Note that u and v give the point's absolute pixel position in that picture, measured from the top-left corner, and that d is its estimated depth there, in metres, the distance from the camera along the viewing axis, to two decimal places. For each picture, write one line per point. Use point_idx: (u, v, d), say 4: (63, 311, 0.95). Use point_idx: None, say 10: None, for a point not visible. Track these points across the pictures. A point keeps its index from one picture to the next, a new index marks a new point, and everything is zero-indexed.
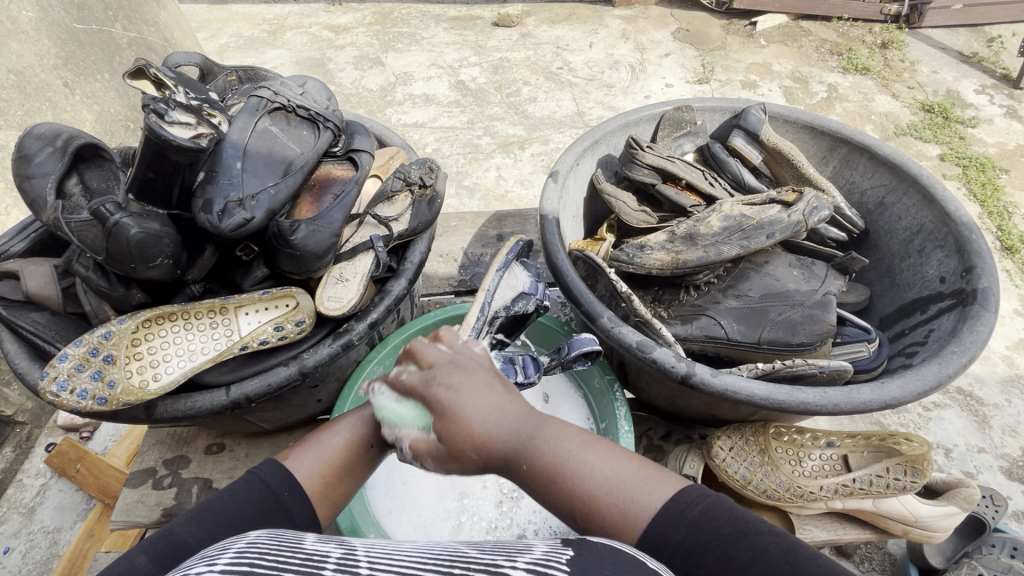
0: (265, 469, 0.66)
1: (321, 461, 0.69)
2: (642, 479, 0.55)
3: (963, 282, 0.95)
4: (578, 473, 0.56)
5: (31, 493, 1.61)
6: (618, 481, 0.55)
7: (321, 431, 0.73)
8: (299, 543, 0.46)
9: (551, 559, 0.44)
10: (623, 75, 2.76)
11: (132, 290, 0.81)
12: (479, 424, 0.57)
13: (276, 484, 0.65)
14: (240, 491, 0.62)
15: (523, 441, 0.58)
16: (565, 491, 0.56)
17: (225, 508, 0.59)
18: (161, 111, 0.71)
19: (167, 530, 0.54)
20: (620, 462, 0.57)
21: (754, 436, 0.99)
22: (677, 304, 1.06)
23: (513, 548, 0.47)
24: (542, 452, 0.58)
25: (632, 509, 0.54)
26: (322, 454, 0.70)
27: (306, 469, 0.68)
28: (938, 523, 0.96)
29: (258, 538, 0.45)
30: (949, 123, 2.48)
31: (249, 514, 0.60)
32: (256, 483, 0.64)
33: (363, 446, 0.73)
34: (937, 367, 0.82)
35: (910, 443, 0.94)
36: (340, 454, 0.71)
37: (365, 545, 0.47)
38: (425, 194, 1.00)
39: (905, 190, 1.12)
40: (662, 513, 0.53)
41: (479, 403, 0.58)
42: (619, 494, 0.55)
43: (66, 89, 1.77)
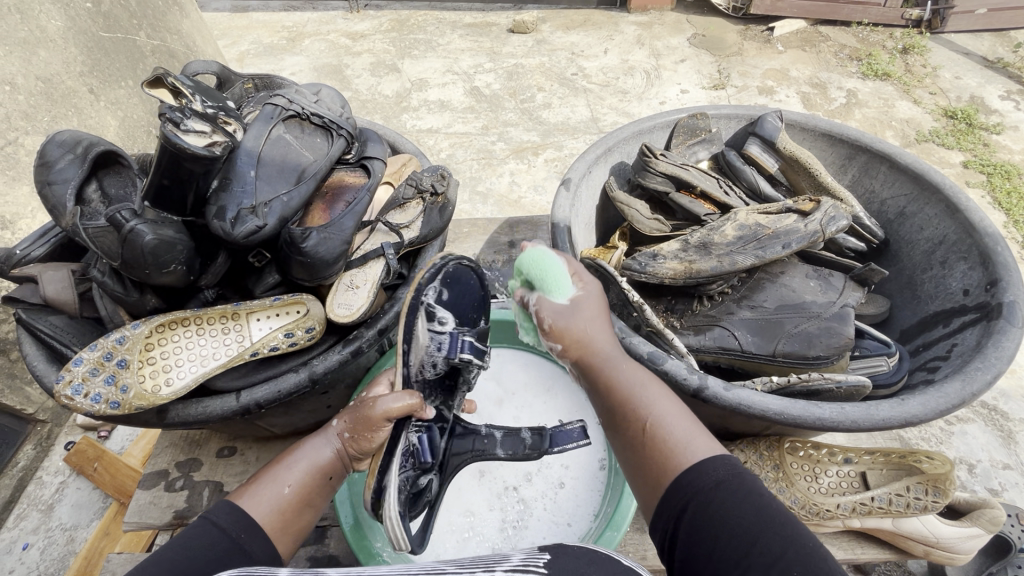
0: (217, 514, 0.63)
1: (279, 499, 0.68)
2: (695, 433, 0.56)
3: (988, 295, 0.92)
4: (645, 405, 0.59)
5: (49, 490, 1.64)
6: (674, 424, 0.57)
7: (275, 467, 0.71)
8: None
9: (529, 565, 0.47)
10: (637, 81, 2.75)
11: (146, 295, 0.82)
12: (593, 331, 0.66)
13: (230, 527, 0.62)
14: (189, 541, 0.58)
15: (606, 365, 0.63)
16: (631, 417, 0.59)
17: (176, 558, 0.55)
18: (177, 120, 0.72)
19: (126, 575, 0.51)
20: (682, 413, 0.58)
21: (768, 452, 0.97)
22: (690, 314, 1.04)
23: (489, 560, 0.50)
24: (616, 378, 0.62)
25: (675, 453, 0.54)
26: (277, 493, 0.68)
27: (263, 509, 0.66)
28: (960, 545, 0.93)
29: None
30: (973, 130, 2.43)
31: (208, 564, 0.57)
32: (210, 529, 0.61)
33: (319, 478, 0.73)
34: (960, 384, 0.79)
35: (932, 461, 0.90)
36: (298, 488, 0.70)
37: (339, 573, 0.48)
38: (436, 201, 1.00)
39: (928, 199, 1.10)
40: (701, 466, 0.52)
41: (600, 333, 0.66)
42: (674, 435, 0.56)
43: (91, 96, 1.81)
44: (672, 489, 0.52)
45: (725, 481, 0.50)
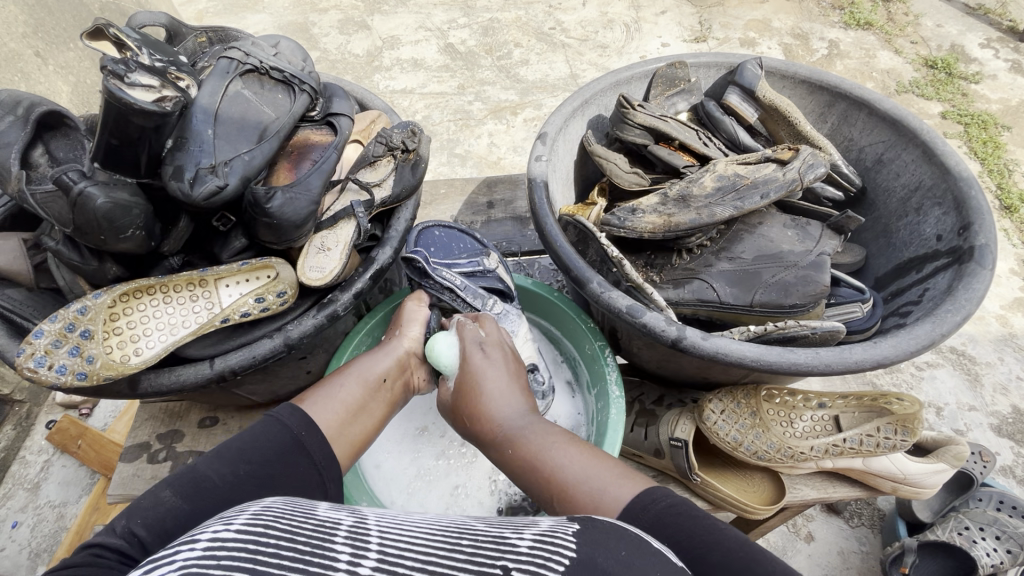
0: (285, 414, 0.70)
1: (337, 402, 0.75)
2: (609, 479, 0.58)
3: (960, 240, 0.93)
4: (557, 462, 0.62)
5: (35, 469, 1.62)
6: (590, 476, 0.59)
7: (336, 375, 0.79)
8: (312, 510, 0.47)
9: (556, 532, 0.46)
10: (618, 34, 2.67)
11: (106, 263, 0.78)
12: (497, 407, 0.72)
13: (296, 427, 0.69)
14: (259, 430, 0.67)
15: (516, 429, 0.69)
16: (547, 478, 0.61)
17: (244, 445, 0.65)
18: (121, 74, 0.67)
19: (191, 467, 0.62)
20: (595, 462, 0.61)
21: (745, 399, 0.98)
22: (669, 268, 1.04)
23: (519, 523, 0.49)
24: (528, 442, 0.66)
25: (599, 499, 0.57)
26: (336, 397, 0.75)
27: (326, 412, 0.73)
28: (927, 480, 0.97)
29: (274, 501, 0.48)
30: (952, 80, 2.42)
31: (274, 457, 0.65)
32: (276, 426, 0.68)
33: (372, 388, 0.80)
34: (931, 326, 0.80)
35: (902, 402, 0.93)
36: (355, 396, 0.78)
37: (375, 514, 0.48)
38: (407, 158, 0.97)
39: (905, 145, 1.09)
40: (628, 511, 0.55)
41: (510, 408, 0.72)
42: (589, 485, 0.59)
43: (38, 59, 1.71)
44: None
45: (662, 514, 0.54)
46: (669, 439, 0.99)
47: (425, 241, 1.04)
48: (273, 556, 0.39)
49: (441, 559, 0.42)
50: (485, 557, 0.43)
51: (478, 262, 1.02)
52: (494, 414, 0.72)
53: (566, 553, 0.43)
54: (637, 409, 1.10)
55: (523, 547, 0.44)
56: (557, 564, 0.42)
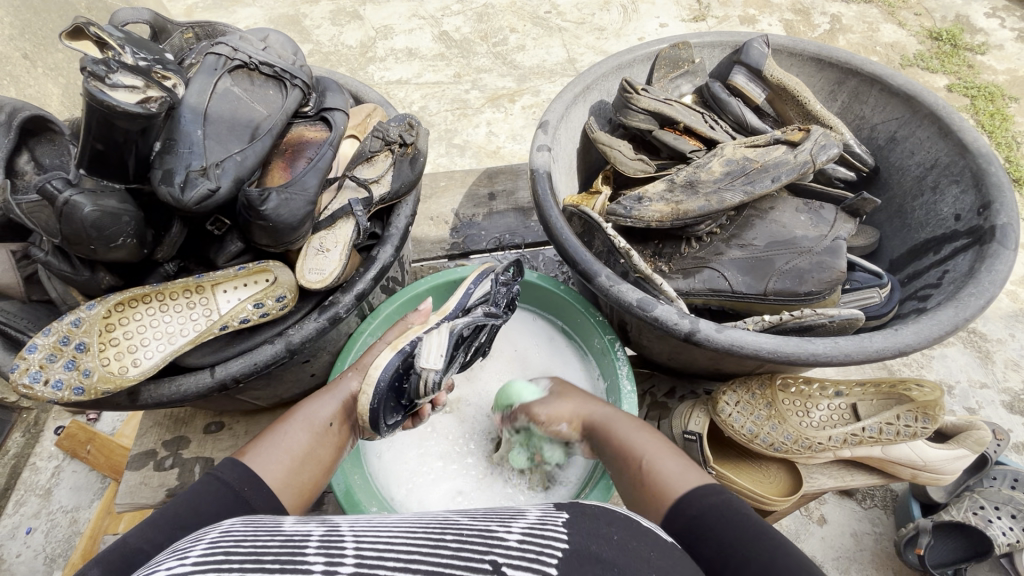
0: (225, 469, 0.64)
1: (282, 453, 0.69)
2: (687, 470, 0.65)
3: (980, 219, 0.89)
4: (641, 447, 0.70)
5: (44, 476, 1.62)
6: (670, 464, 0.66)
7: (280, 424, 0.73)
8: (278, 526, 0.47)
9: (544, 524, 0.48)
10: (614, 16, 2.60)
11: (99, 273, 0.75)
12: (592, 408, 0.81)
13: (237, 482, 0.63)
14: (196, 490, 0.59)
15: (605, 420, 0.78)
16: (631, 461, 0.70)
17: (183, 507, 0.57)
18: (101, 74, 0.64)
19: (120, 541, 0.52)
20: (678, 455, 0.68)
21: (761, 390, 0.95)
22: (678, 258, 1.01)
23: (505, 515, 0.50)
24: (614, 429, 0.76)
25: (668, 486, 0.63)
26: (281, 446, 0.70)
27: (270, 463, 0.67)
28: (948, 467, 0.94)
29: (232, 526, 0.47)
30: (958, 51, 2.35)
31: (211, 510, 0.58)
32: (214, 483, 0.61)
33: (322, 435, 0.75)
34: (953, 311, 0.77)
35: (921, 389, 0.90)
36: (302, 445, 0.72)
37: (348, 522, 0.47)
38: (405, 152, 0.94)
39: (920, 122, 1.05)
40: (692, 495, 0.61)
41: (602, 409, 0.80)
42: (670, 472, 0.65)
43: (26, 62, 1.69)
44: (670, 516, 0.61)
45: (711, 506, 0.59)
46: (683, 433, 0.97)
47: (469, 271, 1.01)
48: None
49: (425, 558, 0.42)
50: (472, 550, 0.43)
51: None
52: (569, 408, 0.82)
53: (556, 545, 0.45)
54: (648, 401, 1.09)
55: (513, 540, 0.45)
56: (550, 555, 0.44)
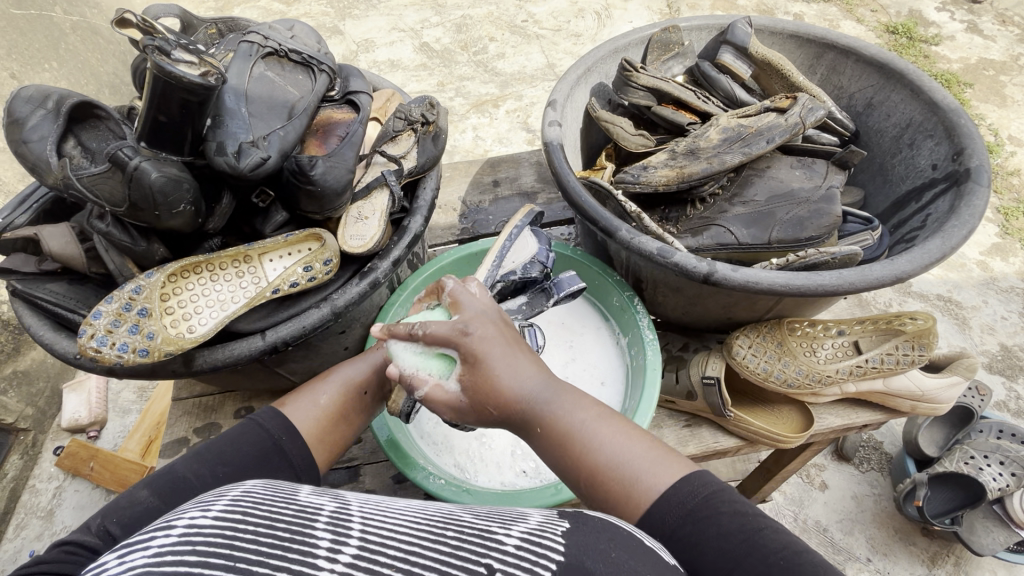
0: (264, 418, 0.71)
1: (315, 408, 0.76)
2: (649, 462, 0.60)
3: (955, 165, 0.99)
4: (595, 446, 0.62)
5: (45, 497, 1.61)
6: (628, 458, 0.61)
7: (316, 382, 0.79)
8: (295, 495, 0.48)
9: (544, 531, 0.47)
10: (589, 23, 2.72)
11: (154, 243, 0.79)
12: (507, 382, 0.62)
13: (275, 430, 0.70)
14: (238, 434, 0.68)
15: (544, 405, 0.63)
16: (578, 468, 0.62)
17: (224, 450, 0.65)
18: (164, 49, 0.68)
19: (169, 467, 0.62)
20: (633, 442, 0.62)
21: (771, 332, 1.03)
22: (685, 219, 1.09)
23: (507, 520, 0.50)
24: (561, 419, 0.63)
25: (634, 488, 0.59)
26: (316, 402, 0.76)
27: (304, 415, 0.74)
28: (943, 395, 1.03)
29: (254, 486, 0.48)
30: (914, 43, 2.53)
31: (250, 460, 0.66)
32: (255, 428, 0.69)
33: (354, 399, 0.80)
34: (941, 241, 0.86)
35: (915, 321, 0.99)
36: (335, 402, 0.78)
37: (358, 501, 0.48)
38: (427, 130, 1.01)
39: (894, 86, 1.16)
40: (670, 492, 0.58)
41: (524, 372, 0.63)
42: (629, 469, 0.60)
43: (13, 80, 1.72)
44: (643, 519, 0.58)
45: (696, 506, 0.56)
46: (702, 378, 1.02)
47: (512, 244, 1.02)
48: (252, 542, 0.39)
49: (424, 551, 0.42)
50: (470, 551, 0.43)
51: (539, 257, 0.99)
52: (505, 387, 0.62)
53: (553, 553, 0.45)
54: (664, 356, 1.15)
55: (510, 545, 0.45)
56: (545, 564, 0.43)
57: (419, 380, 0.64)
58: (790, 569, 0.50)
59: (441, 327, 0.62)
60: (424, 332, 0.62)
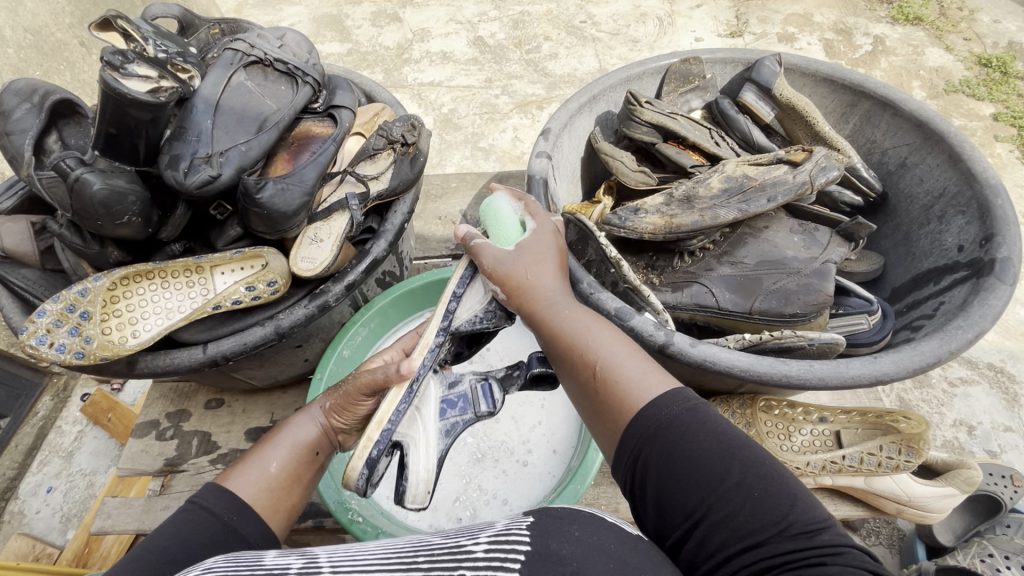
0: (206, 497, 0.62)
1: (265, 476, 0.67)
2: (648, 371, 0.57)
3: (981, 252, 0.87)
4: (598, 349, 0.60)
5: (68, 438, 1.70)
6: (626, 363, 0.58)
7: (262, 447, 0.71)
8: (259, 560, 0.47)
9: (510, 530, 0.45)
10: (650, 29, 2.60)
11: (107, 248, 0.80)
12: (545, 283, 0.68)
13: (220, 510, 0.61)
14: (182, 525, 0.58)
15: (561, 308, 0.66)
16: (581, 362, 0.61)
17: (166, 546, 0.55)
18: (117, 64, 0.68)
19: None
20: (632, 353, 0.60)
21: (741, 409, 0.95)
22: (670, 271, 1.01)
23: (474, 529, 0.48)
24: (577, 340, 0.62)
25: (629, 391, 0.56)
26: (265, 470, 0.68)
27: (252, 486, 0.66)
28: (933, 505, 0.92)
29: (217, 561, 0.47)
30: (1008, 79, 2.27)
31: (198, 545, 0.57)
32: (197, 513, 0.60)
33: (311, 456, 0.73)
34: (937, 343, 0.75)
35: (908, 421, 0.88)
36: (286, 468, 0.70)
37: (327, 553, 0.48)
38: (406, 152, 0.97)
39: (930, 149, 1.03)
40: (658, 403, 0.53)
41: (579, 311, 0.65)
42: (621, 372, 0.57)
43: (82, 49, 1.81)
44: (632, 424, 0.53)
45: (680, 416, 0.52)
46: None
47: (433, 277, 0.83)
48: None
49: None
50: (440, 569, 0.42)
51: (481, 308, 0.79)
52: (540, 285, 0.68)
53: (519, 548, 0.43)
54: None
55: (479, 551, 0.43)
56: (513, 563, 0.41)
57: (479, 239, 0.72)
58: (779, 507, 0.46)
59: (539, 213, 0.75)
60: (526, 206, 0.76)
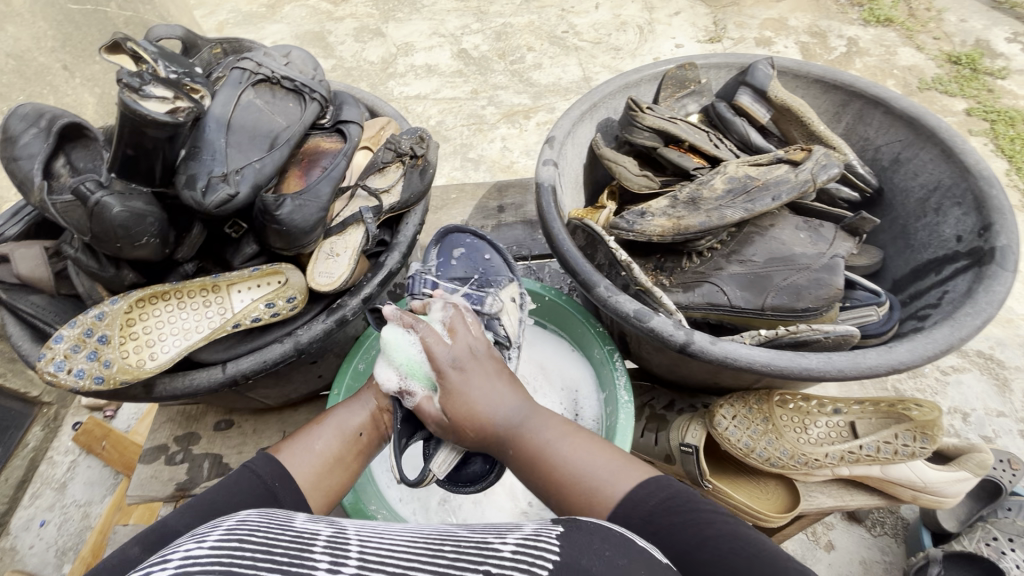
0: (258, 462, 0.69)
1: (312, 455, 0.73)
2: (611, 467, 0.63)
3: (980, 241, 0.90)
4: (563, 458, 0.65)
5: (61, 469, 1.65)
6: (592, 468, 0.63)
7: (311, 425, 0.77)
8: (290, 522, 0.48)
9: (540, 536, 0.47)
10: (631, 37, 2.65)
11: (123, 270, 0.81)
12: (485, 406, 0.66)
13: (267, 475, 0.67)
14: (233, 483, 0.64)
15: (517, 426, 0.67)
16: (543, 469, 0.65)
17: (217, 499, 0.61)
18: (135, 86, 0.69)
19: (160, 522, 0.57)
20: (593, 452, 0.65)
21: (758, 404, 0.96)
22: (679, 271, 1.03)
23: (503, 529, 0.50)
24: (534, 436, 0.67)
25: (599, 493, 0.61)
26: (311, 449, 0.73)
27: (300, 462, 0.71)
28: (949, 489, 0.93)
29: (250, 515, 0.48)
30: (977, 75, 2.35)
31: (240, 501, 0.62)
32: (248, 475, 0.66)
33: (352, 443, 0.76)
34: (949, 330, 0.78)
35: (920, 408, 0.90)
36: (331, 449, 0.74)
37: (354, 526, 0.48)
38: (416, 164, 0.97)
39: (923, 144, 1.06)
40: (633, 495, 0.60)
41: (507, 399, 0.68)
42: (591, 479, 0.62)
43: (65, 72, 1.79)
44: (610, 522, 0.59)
45: (657, 507, 0.59)
46: (679, 445, 0.97)
47: (446, 255, 0.99)
48: (252, 565, 0.39)
49: (422, 565, 0.42)
50: (466, 562, 0.43)
51: (478, 301, 0.87)
52: (482, 408, 0.66)
53: (550, 558, 0.44)
54: (647, 414, 1.08)
55: (507, 551, 0.44)
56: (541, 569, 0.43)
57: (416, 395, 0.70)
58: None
59: (440, 353, 0.67)
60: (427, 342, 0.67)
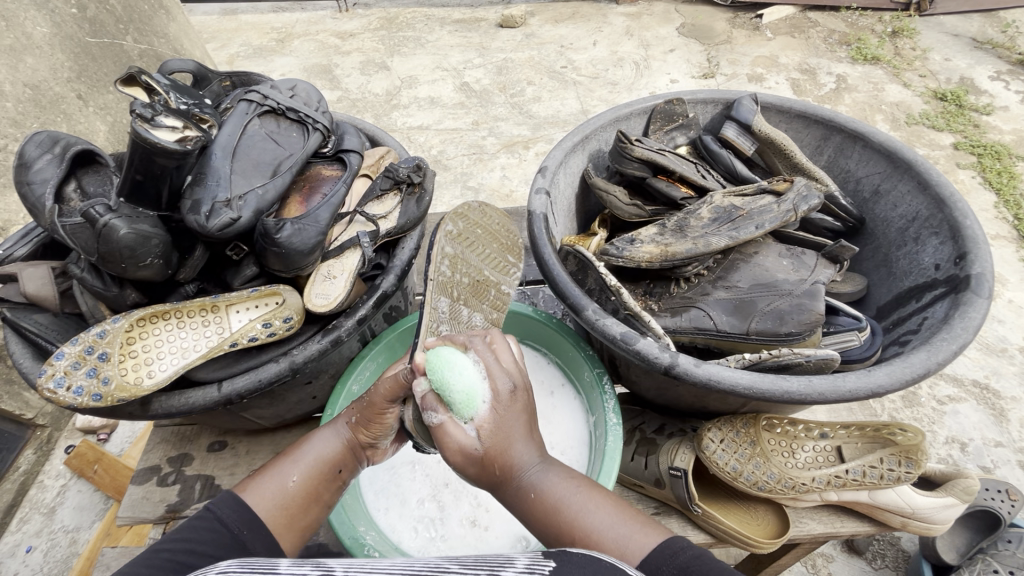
0: (222, 505, 0.67)
1: (282, 492, 0.71)
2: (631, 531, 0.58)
3: (957, 269, 0.93)
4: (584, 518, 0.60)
5: (51, 493, 1.65)
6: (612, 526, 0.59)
7: (283, 459, 0.75)
8: (274, 567, 0.44)
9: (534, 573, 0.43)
10: (627, 72, 2.76)
11: (126, 290, 0.84)
12: (518, 450, 0.62)
13: (233, 522, 0.66)
14: (195, 532, 0.63)
15: (533, 479, 0.62)
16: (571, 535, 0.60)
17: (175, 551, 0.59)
18: (147, 116, 0.73)
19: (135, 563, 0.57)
20: (607, 508, 0.61)
21: (745, 428, 0.97)
22: (667, 297, 1.05)
23: (494, 561, 0.45)
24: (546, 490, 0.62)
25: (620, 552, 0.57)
26: (284, 485, 0.72)
27: (269, 499, 0.70)
28: (938, 515, 0.94)
29: (231, 563, 0.44)
30: (963, 111, 2.43)
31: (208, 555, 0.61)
32: (213, 522, 0.65)
33: (325, 476, 0.76)
34: (926, 354, 0.80)
35: (905, 433, 0.92)
36: (305, 484, 0.74)
37: (342, 564, 0.45)
38: (413, 192, 1.01)
39: (901, 177, 1.11)
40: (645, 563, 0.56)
41: (527, 449, 0.63)
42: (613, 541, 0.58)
43: (79, 101, 1.85)
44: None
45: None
46: (668, 468, 0.97)
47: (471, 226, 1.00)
48: None
49: None
50: None
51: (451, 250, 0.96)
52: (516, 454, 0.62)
53: None
54: (638, 438, 1.08)
55: None
56: None
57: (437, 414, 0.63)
58: None
59: (500, 381, 0.62)
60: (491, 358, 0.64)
